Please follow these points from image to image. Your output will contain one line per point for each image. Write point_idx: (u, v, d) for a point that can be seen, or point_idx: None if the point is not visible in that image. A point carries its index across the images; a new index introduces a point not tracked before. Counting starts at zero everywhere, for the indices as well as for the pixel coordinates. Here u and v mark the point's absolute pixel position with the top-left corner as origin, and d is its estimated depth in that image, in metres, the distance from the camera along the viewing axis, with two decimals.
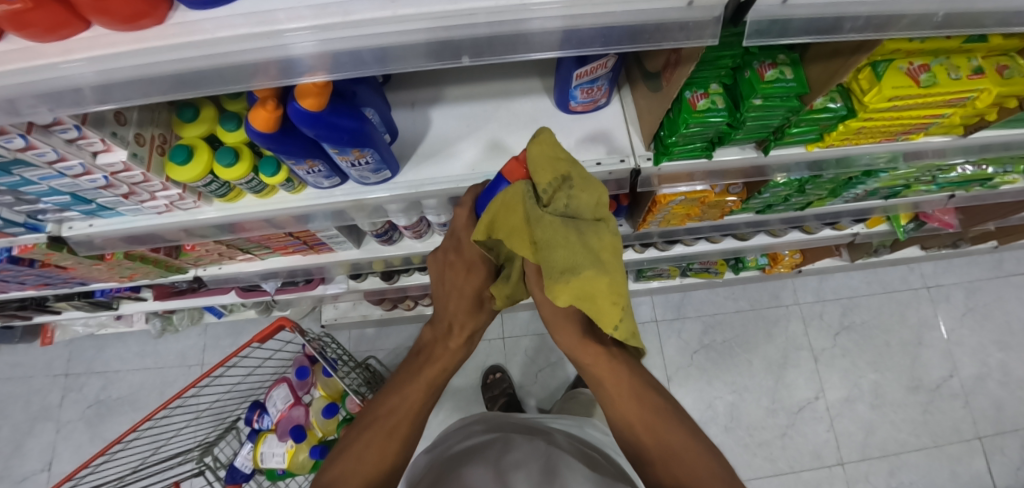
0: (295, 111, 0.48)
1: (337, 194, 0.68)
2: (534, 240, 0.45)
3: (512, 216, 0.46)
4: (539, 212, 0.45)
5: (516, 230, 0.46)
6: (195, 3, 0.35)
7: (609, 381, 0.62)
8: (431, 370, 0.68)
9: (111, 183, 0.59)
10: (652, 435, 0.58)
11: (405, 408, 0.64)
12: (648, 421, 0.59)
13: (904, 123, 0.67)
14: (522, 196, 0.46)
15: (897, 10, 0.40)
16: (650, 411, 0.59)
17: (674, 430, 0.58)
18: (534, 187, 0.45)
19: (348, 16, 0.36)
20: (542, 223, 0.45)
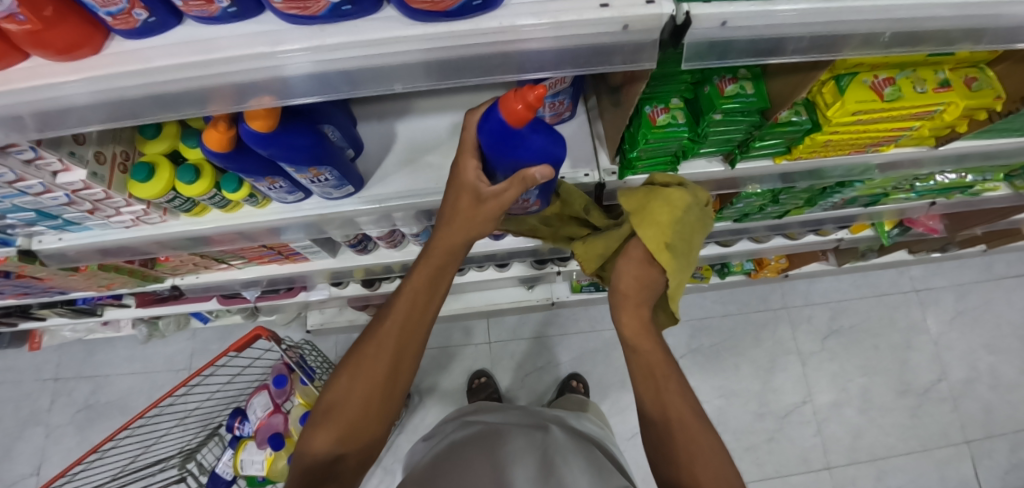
0: (245, 132, 0.48)
1: (303, 208, 0.69)
2: (669, 242, 0.60)
3: (648, 215, 0.60)
4: (679, 216, 0.59)
5: (658, 226, 0.59)
6: (130, 33, 0.37)
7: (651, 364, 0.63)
8: (418, 272, 0.59)
9: (73, 201, 0.59)
10: (688, 438, 0.58)
11: (392, 324, 0.59)
12: (688, 421, 0.59)
13: (872, 135, 0.67)
14: (682, 202, 0.58)
15: (842, 30, 0.40)
16: (685, 413, 0.60)
17: (709, 439, 0.58)
18: (689, 198, 0.59)
19: (277, 45, 0.36)
20: (684, 219, 0.59)
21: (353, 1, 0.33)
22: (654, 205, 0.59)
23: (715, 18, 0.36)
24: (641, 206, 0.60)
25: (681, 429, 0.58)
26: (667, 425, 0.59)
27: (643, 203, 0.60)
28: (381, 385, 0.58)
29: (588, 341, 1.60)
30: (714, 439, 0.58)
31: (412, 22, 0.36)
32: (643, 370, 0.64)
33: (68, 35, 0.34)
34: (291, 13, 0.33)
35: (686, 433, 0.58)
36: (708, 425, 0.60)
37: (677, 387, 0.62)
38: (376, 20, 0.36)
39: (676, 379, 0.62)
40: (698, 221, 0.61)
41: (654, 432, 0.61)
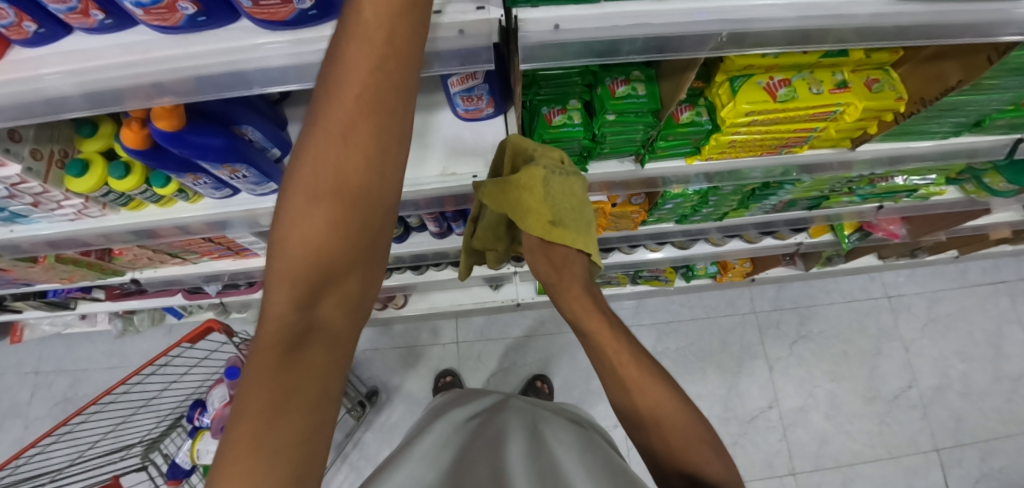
0: (153, 131, 0.52)
1: (231, 204, 0.73)
2: (553, 218, 0.58)
3: (521, 204, 0.57)
4: (547, 197, 0.57)
5: (533, 213, 0.58)
6: (26, 43, 0.41)
7: (609, 355, 0.58)
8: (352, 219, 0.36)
9: (13, 194, 0.63)
10: (657, 415, 0.54)
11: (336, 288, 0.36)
12: (649, 394, 0.55)
13: (776, 137, 0.69)
14: (540, 184, 0.55)
15: (674, 33, 0.42)
16: (651, 385, 0.55)
17: (675, 408, 0.54)
18: (542, 175, 0.54)
19: (149, 53, 0.40)
20: (554, 197, 0.57)
21: (207, 13, 0.38)
22: (520, 195, 0.56)
23: (546, 22, 0.40)
24: (507, 202, 0.57)
25: (650, 405, 0.55)
26: (633, 400, 0.56)
27: (511, 200, 0.57)
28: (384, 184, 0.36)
29: (554, 343, 1.62)
30: (685, 405, 0.55)
31: (263, 31, 0.40)
32: (600, 353, 0.59)
33: None
34: (156, 23, 0.38)
35: (651, 409, 0.55)
36: (688, 403, 0.56)
37: (637, 362, 0.57)
38: (235, 30, 0.41)
39: (636, 353, 0.58)
40: (567, 188, 0.58)
41: (624, 411, 0.58)
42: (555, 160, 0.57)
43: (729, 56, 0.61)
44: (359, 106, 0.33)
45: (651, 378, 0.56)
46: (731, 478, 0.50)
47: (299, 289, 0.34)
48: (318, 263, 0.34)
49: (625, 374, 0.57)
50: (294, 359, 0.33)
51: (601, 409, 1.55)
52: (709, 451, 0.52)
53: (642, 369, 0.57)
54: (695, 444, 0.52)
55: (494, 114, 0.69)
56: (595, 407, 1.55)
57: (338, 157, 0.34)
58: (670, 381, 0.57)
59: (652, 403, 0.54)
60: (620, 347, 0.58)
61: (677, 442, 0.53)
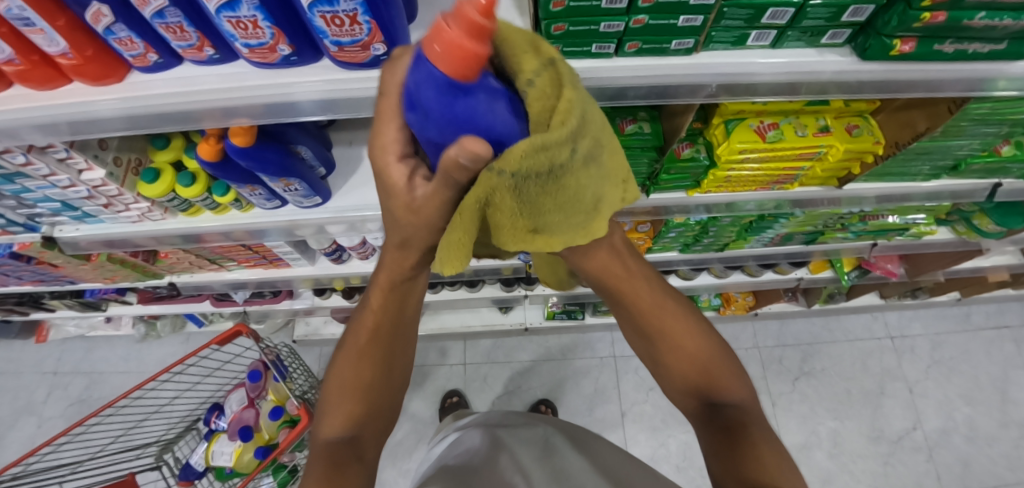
0: (228, 146, 0.61)
1: (278, 214, 0.81)
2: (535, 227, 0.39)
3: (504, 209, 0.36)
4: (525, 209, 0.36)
5: (506, 228, 0.38)
6: (145, 69, 0.50)
7: (631, 298, 0.58)
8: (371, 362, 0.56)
9: (92, 195, 0.72)
10: (683, 355, 0.57)
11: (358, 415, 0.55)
12: (674, 334, 0.58)
13: (769, 174, 0.77)
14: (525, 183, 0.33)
15: (673, 83, 0.51)
16: (680, 326, 0.58)
17: (701, 345, 0.58)
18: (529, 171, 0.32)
19: (246, 84, 0.49)
20: (552, 189, 0.35)
21: (299, 53, 0.47)
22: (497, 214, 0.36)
23: None
24: (474, 221, 0.36)
25: (677, 345, 0.57)
26: (660, 343, 0.58)
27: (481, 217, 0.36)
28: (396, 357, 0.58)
29: (560, 368, 1.66)
30: (711, 337, 0.59)
31: (342, 70, 0.49)
32: (623, 300, 0.58)
33: (99, 68, 0.49)
34: (256, 60, 0.47)
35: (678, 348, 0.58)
36: (704, 328, 0.59)
37: (660, 300, 0.58)
38: (316, 67, 0.50)
39: (663, 293, 0.59)
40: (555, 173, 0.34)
41: (648, 355, 0.61)
42: (551, 160, 0.31)
43: (724, 102, 0.70)
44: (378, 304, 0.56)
45: (673, 312, 0.58)
46: (752, 396, 0.56)
47: (342, 419, 0.56)
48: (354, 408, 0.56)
49: (655, 317, 0.58)
50: (337, 466, 0.52)
51: (604, 436, 1.57)
52: (733, 375, 0.57)
53: (667, 307, 0.58)
54: (719, 372, 0.57)
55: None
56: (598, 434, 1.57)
57: (364, 334, 0.56)
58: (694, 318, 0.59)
59: (675, 343, 0.57)
60: (650, 291, 0.58)
61: (698, 370, 0.57)
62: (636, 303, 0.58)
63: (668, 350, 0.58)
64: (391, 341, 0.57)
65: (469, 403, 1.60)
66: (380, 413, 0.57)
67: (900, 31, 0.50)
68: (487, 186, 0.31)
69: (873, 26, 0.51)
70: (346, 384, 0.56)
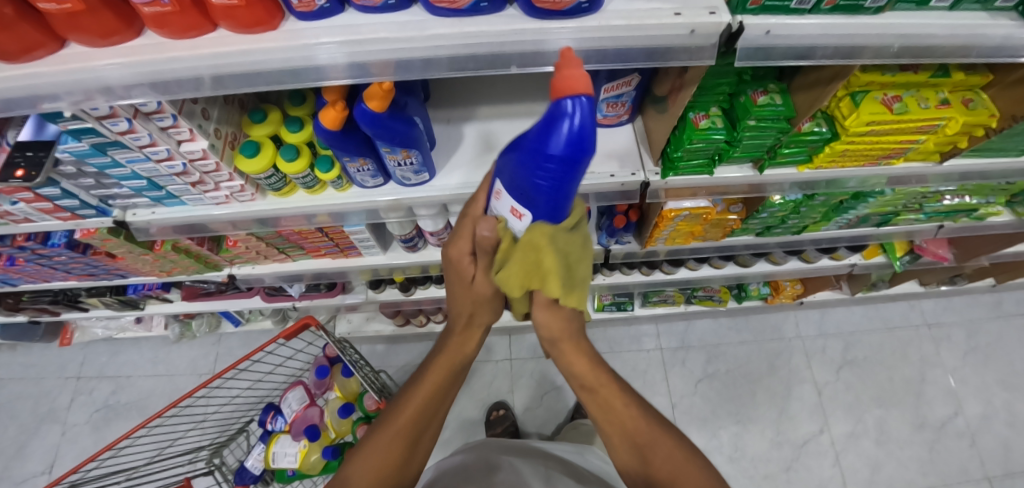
0: (360, 110, 0.56)
1: (377, 194, 0.77)
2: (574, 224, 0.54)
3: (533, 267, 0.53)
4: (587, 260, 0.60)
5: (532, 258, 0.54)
6: (307, 15, 0.46)
7: (618, 409, 0.68)
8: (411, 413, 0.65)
9: (185, 171, 0.66)
10: (666, 464, 0.63)
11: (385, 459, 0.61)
12: (651, 446, 0.65)
13: (883, 147, 0.76)
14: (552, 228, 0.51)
15: (858, 42, 0.51)
16: (656, 440, 0.65)
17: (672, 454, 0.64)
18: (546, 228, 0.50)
19: (423, 31, 0.45)
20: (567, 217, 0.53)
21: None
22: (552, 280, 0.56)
23: (761, 28, 0.47)
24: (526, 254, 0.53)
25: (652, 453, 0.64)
26: (646, 457, 0.64)
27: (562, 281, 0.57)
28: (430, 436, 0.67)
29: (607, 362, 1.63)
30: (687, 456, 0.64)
31: (530, 19, 0.45)
32: (607, 408, 0.69)
33: (257, 13, 0.44)
34: (441, 6, 0.43)
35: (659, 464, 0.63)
36: (680, 441, 0.66)
37: (640, 413, 0.68)
38: (502, 17, 0.45)
39: (641, 410, 0.68)
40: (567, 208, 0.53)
41: (629, 470, 0.66)
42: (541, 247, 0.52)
43: (855, 73, 0.69)
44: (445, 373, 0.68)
45: (648, 424, 0.67)
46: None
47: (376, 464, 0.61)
48: (385, 468, 0.61)
49: (634, 429, 0.66)
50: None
51: None
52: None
53: (642, 419, 0.67)
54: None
55: (626, 121, 0.77)
56: None
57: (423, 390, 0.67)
58: (668, 431, 0.66)
59: (660, 456, 0.64)
60: (626, 404, 0.68)
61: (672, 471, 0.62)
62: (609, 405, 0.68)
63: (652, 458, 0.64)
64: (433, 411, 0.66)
65: (516, 400, 1.56)
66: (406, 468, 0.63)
67: None
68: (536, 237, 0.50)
69: None
70: (383, 451, 0.62)
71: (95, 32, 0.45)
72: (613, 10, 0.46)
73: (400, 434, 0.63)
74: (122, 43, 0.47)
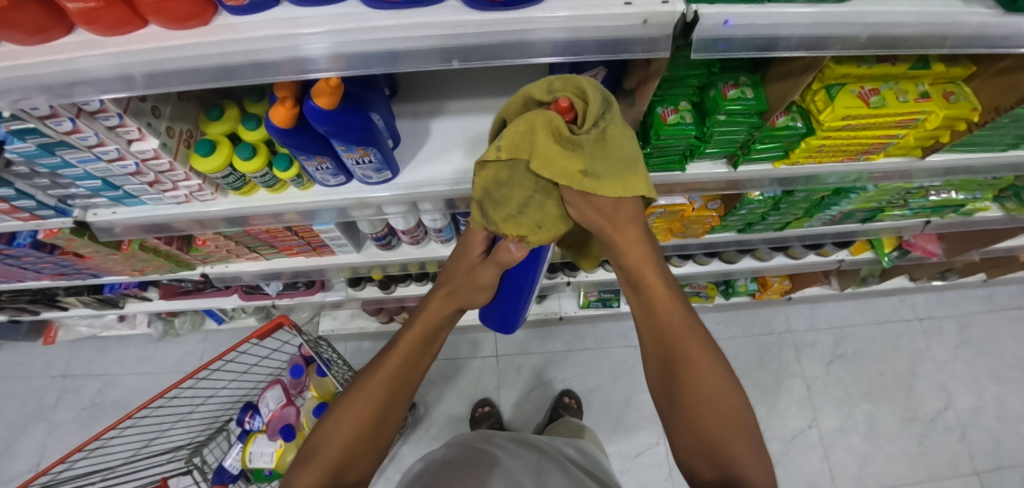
0: (309, 108, 0.54)
1: (341, 192, 0.75)
2: (585, 169, 0.55)
3: (528, 144, 0.55)
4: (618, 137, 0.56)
5: (552, 162, 0.54)
6: (238, 9, 0.43)
7: (661, 315, 0.64)
8: (390, 364, 0.69)
9: (140, 171, 0.65)
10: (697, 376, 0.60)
11: (363, 410, 0.65)
12: (692, 358, 0.61)
13: (861, 142, 0.74)
14: (543, 124, 0.52)
15: (820, 33, 0.48)
16: (698, 359, 0.61)
17: (709, 375, 0.60)
18: (546, 114, 0.52)
19: (361, 23, 0.43)
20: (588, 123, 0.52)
21: None
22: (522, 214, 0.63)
23: (718, 18, 0.44)
24: (526, 144, 0.55)
25: (691, 369, 0.60)
26: (675, 371, 0.61)
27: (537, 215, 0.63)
28: (408, 394, 0.70)
29: (594, 358, 1.61)
30: (730, 392, 0.59)
31: (472, 10, 0.43)
32: (651, 310, 0.65)
33: (186, 6, 0.42)
34: None
35: (694, 385, 0.59)
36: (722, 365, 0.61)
37: (688, 330, 0.63)
38: (443, 8, 0.43)
39: (683, 319, 0.64)
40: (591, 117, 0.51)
41: (660, 384, 0.63)
42: (528, 131, 0.54)
43: (829, 66, 0.66)
44: (421, 331, 0.73)
45: (687, 336, 0.62)
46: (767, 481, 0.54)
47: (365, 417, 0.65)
48: (361, 423, 0.64)
49: (670, 339, 0.63)
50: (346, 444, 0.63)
51: (641, 425, 1.52)
52: (731, 427, 0.57)
53: (683, 332, 0.63)
54: (728, 432, 0.56)
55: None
56: (635, 423, 1.52)
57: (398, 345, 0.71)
58: (711, 353, 0.61)
59: (695, 378, 0.60)
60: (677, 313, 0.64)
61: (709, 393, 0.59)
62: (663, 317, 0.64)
63: (685, 383, 0.60)
64: (415, 357, 0.71)
65: (502, 397, 1.55)
66: (387, 424, 0.67)
67: None
68: (528, 121, 0.53)
69: None
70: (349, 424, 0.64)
71: (26, 30, 0.43)
72: None
73: (376, 392, 0.66)
74: (52, 41, 0.45)
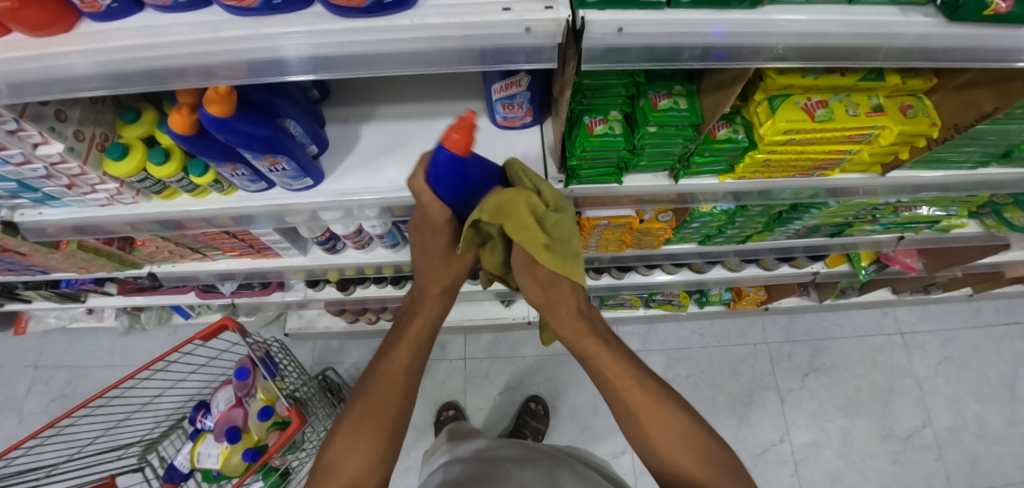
0: (203, 116, 0.52)
1: (265, 198, 0.73)
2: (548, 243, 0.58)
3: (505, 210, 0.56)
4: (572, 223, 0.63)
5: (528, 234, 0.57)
6: (97, 16, 0.42)
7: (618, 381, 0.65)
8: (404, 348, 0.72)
9: (51, 174, 0.63)
10: (665, 429, 0.63)
11: (386, 392, 0.67)
12: (659, 414, 0.63)
13: (810, 158, 0.70)
14: (521, 200, 0.55)
15: (734, 42, 0.43)
16: (665, 413, 0.63)
17: (663, 424, 0.63)
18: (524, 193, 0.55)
19: (217, 33, 0.41)
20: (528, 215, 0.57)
21: None
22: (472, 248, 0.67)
23: (610, 25, 0.41)
24: (501, 216, 0.56)
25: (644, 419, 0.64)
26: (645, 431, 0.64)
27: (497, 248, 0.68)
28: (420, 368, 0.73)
29: (563, 364, 1.58)
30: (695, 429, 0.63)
31: (337, 18, 0.40)
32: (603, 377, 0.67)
33: (41, 14, 0.40)
34: (230, 4, 0.39)
35: (660, 443, 0.62)
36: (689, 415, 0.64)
37: (643, 386, 0.65)
38: (307, 15, 0.41)
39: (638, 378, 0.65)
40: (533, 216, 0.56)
41: (634, 439, 0.65)
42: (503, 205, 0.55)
43: (770, 75, 0.61)
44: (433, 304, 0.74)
45: (651, 397, 0.64)
46: None
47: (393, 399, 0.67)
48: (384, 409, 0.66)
49: (634, 404, 0.64)
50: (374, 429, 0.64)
51: (608, 434, 1.49)
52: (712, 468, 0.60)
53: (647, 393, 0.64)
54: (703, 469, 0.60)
55: (531, 122, 0.70)
56: (601, 431, 1.49)
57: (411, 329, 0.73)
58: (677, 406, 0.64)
59: (664, 433, 0.63)
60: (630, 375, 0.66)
61: (677, 445, 0.62)
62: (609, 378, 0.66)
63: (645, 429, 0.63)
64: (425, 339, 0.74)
65: (468, 400, 1.54)
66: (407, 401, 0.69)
67: None
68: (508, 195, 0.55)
69: None
70: (378, 426, 0.65)
71: None
72: (433, 5, 0.41)
73: (393, 376, 0.69)
74: None
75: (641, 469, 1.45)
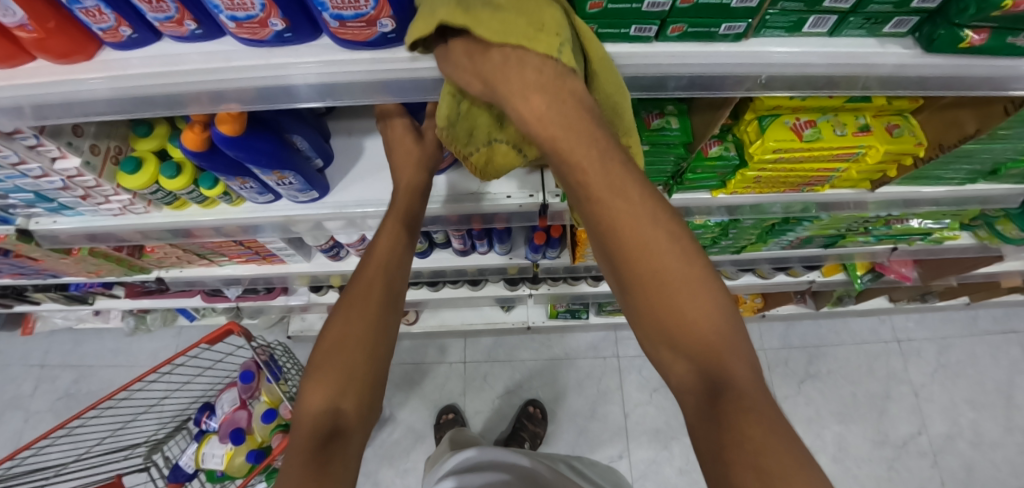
0: (215, 135, 0.54)
1: (272, 208, 0.76)
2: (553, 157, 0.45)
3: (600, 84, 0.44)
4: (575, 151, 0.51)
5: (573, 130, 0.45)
6: (118, 45, 0.45)
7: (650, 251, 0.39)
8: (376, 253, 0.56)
9: (67, 186, 0.66)
10: (698, 308, 0.37)
11: (359, 302, 0.53)
12: (686, 299, 0.37)
13: (799, 175, 0.72)
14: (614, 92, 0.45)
15: (715, 73, 0.46)
16: (696, 293, 0.37)
17: (703, 309, 0.37)
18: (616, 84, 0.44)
19: (230, 62, 0.44)
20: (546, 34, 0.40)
21: (293, 30, 0.42)
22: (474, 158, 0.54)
23: None
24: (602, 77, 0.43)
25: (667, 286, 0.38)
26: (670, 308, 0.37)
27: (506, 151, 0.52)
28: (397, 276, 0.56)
29: (562, 368, 1.60)
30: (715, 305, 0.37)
31: (342, 49, 0.44)
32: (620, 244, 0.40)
33: (65, 43, 0.42)
34: (244, 36, 0.42)
35: (695, 314, 0.37)
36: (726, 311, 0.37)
37: (678, 252, 0.38)
38: (315, 46, 0.45)
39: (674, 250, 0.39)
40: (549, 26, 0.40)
41: (653, 318, 0.38)
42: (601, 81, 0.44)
43: (759, 97, 0.64)
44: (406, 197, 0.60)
45: (684, 268, 0.38)
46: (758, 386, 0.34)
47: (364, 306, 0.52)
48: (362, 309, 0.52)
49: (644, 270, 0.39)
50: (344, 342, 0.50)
51: (605, 438, 1.51)
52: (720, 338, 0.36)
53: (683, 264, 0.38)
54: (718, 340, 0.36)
55: None
56: (598, 435, 1.51)
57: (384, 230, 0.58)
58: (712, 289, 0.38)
59: (693, 304, 0.37)
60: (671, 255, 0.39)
61: (697, 317, 0.37)
62: (600, 198, 0.40)
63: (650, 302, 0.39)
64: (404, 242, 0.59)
65: (468, 403, 1.56)
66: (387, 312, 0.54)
67: (975, 20, 0.43)
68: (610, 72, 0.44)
69: (944, 14, 0.44)
70: (352, 336, 0.50)
71: None
72: None
73: (373, 278, 0.54)
74: None
75: (638, 473, 1.47)
